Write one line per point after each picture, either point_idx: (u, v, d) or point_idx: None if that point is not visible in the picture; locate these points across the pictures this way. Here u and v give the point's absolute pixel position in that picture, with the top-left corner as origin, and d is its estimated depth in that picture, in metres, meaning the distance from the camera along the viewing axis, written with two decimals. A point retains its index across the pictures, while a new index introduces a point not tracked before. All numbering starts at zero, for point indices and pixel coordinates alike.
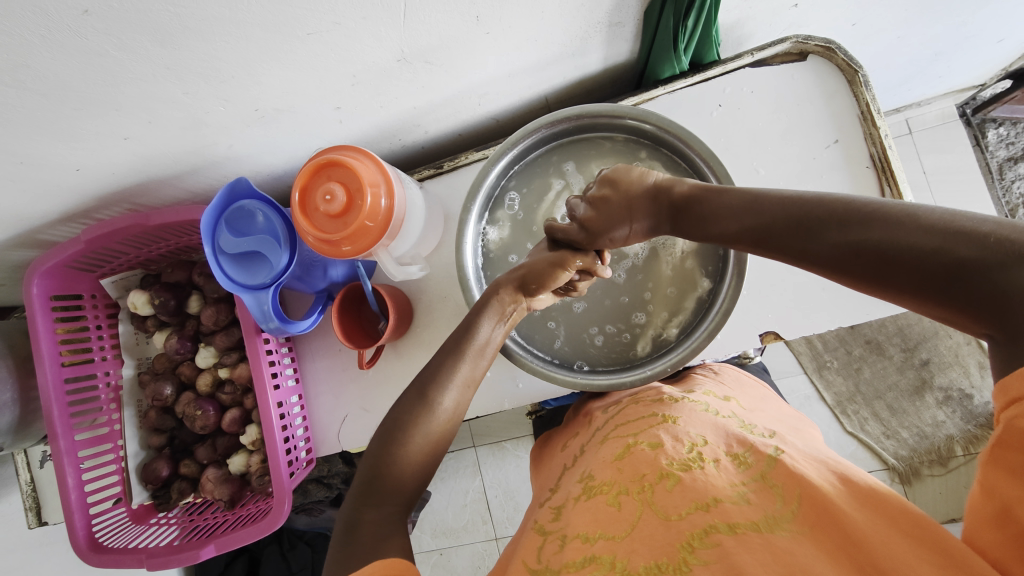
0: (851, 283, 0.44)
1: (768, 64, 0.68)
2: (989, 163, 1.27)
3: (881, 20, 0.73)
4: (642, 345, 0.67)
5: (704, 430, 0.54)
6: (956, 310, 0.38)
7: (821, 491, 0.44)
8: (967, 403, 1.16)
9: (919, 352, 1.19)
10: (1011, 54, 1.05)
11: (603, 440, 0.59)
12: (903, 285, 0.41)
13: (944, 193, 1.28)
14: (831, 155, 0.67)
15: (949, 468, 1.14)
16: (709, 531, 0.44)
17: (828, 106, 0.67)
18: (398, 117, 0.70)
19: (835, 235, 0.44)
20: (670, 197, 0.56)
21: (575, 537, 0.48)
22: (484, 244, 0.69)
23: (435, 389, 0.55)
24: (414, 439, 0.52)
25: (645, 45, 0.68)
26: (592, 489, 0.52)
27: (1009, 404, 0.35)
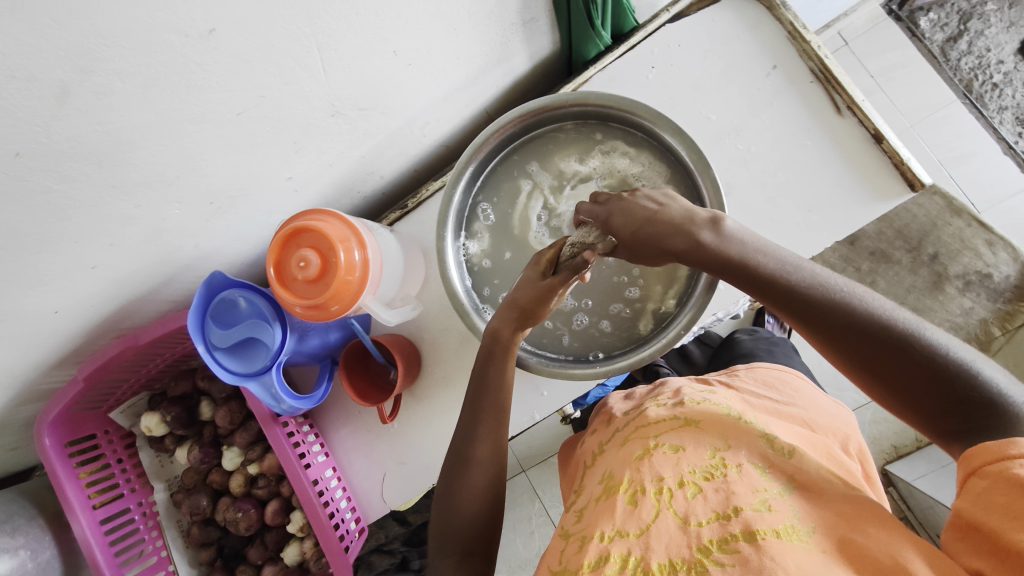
0: (845, 357, 0.47)
1: (686, 15, 0.69)
2: (930, 49, 1.32)
3: None
4: (645, 321, 0.66)
5: (726, 435, 0.55)
6: (931, 408, 0.43)
7: (846, 519, 0.45)
8: (988, 282, 1.24)
9: (926, 247, 1.26)
10: None
11: (623, 444, 0.61)
12: (901, 378, 0.44)
13: (896, 88, 1.33)
14: (773, 82, 0.67)
15: (992, 348, 1.30)
16: (730, 538, 0.45)
17: (755, 37, 0.68)
18: (351, 170, 0.71)
19: (859, 312, 0.45)
20: (698, 230, 0.51)
21: (594, 536, 0.49)
22: (467, 259, 0.69)
23: (466, 445, 0.58)
24: (460, 489, 0.56)
25: (563, 31, 0.69)
26: (611, 488, 0.55)
27: (998, 459, 0.38)
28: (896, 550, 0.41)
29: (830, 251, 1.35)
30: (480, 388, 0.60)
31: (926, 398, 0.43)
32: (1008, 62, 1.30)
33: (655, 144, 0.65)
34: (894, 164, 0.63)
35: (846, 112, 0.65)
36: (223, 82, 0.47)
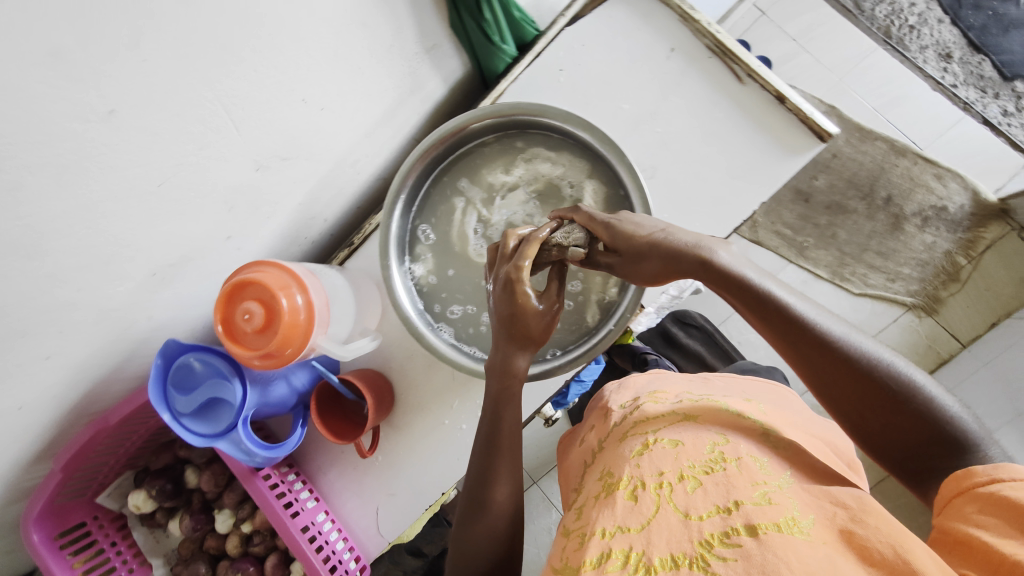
0: (848, 387, 0.48)
1: (583, 16, 0.72)
2: (843, 4, 1.49)
3: None
4: (591, 312, 0.68)
5: (725, 431, 0.57)
6: (917, 441, 0.46)
7: (845, 508, 0.44)
8: (944, 215, 1.41)
9: (879, 192, 1.44)
10: None
11: (624, 439, 0.63)
12: (898, 409, 0.46)
13: (817, 46, 1.49)
14: (676, 63, 0.70)
15: (964, 279, 1.41)
16: (730, 532, 0.45)
17: (650, 25, 0.70)
18: (293, 218, 0.73)
19: (856, 348, 0.48)
20: (698, 261, 0.53)
21: (595, 534, 0.51)
22: (415, 282, 0.70)
23: (484, 487, 0.57)
24: (473, 527, 0.57)
25: (468, 51, 0.72)
26: (610, 486, 0.56)
27: (990, 480, 0.39)
28: (891, 531, 0.40)
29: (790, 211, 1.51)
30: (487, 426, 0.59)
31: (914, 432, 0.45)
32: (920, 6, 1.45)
33: (572, 142, 0.67)
34: (800, 120, 0.66)
35: (747, 80, 0.67)
36: (136, 157, 0.48)
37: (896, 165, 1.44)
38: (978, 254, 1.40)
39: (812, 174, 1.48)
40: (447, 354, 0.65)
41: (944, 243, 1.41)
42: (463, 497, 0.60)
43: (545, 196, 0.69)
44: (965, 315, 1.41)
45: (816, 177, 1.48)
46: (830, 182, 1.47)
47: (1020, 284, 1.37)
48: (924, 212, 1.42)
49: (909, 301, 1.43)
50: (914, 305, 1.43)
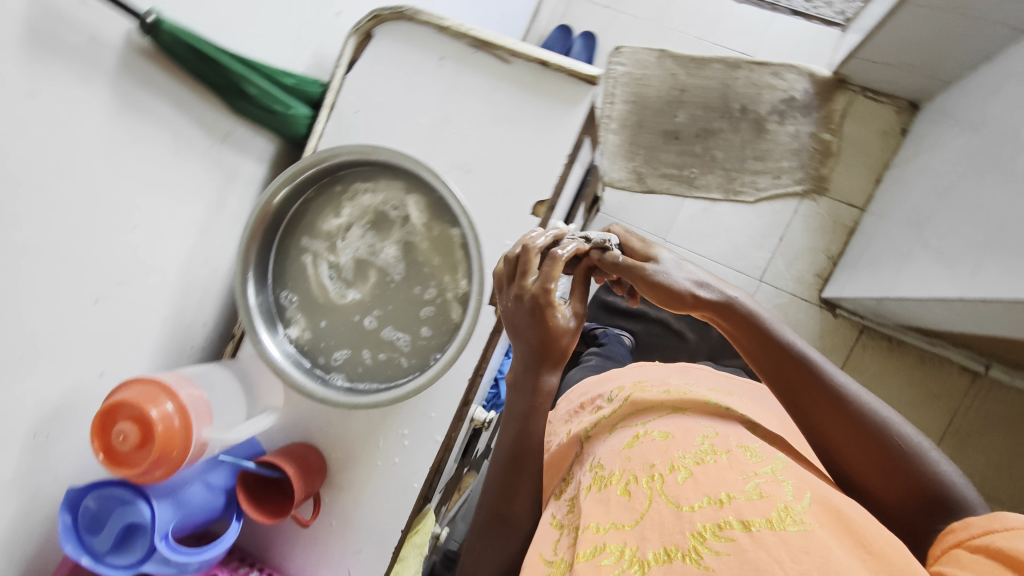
0: (850, 425, 0.55)
1: (356, 60, 0.78)
2: None
3: None
4: (454, 308, 0.69)
5: (714, 427, 0.67)
6: (910, 492, 0.52)
7: (832, 503, 0.50)
8: (796, 103, 1.51)
9: (734, 105, 1.54)
10: None
11: (613, 433, 0.72)
12: (895, 460, 0.53)
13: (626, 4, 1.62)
14: (448, 66, 0.76)
15: (835, 151, 1.49)
16: (722, 525, 0.51)
17: (414, 44, 0.76)
18: (164, 332, 0.75)
19: (863, 404, 0.56)
20: (722, 305, 0.63)
21: (588, 529, 0.58)
22: (294, 344, 0.73)
23: (507, 503, 0.70)
24: (497, 543, 0.69)
25: (268, 129, 0.77)
26: (602, 480, 0.63)
27: (981, 533, 0.42)
28: (878, 536, 0.46)
29: (668, 151, 1.58)
30: (512, 470, 0.70)
31: (905, 479, 0.52)
32: None
33: (380, 167, 0.72)
34: (569, 75, 0.72)
35: (512, 59, 0.73)
36: None
37: (738, 77, 1.54)
38: (837, 125, 1.49)
39: (671, 113, 1.57)
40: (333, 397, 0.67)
41: (806, 127, 1.50)
42: (482, 509, 0.72)
43: (378, 225, 0.73)
44: (851, 182, 1.49)
45: (676, 114, 1.57)
46: (691, 114, 1.56)
47: (884, 136, 1.47)
48: (777, 108, 1.52)
49: (800, 189, 1.51)
50: (806, 192, 1.51)
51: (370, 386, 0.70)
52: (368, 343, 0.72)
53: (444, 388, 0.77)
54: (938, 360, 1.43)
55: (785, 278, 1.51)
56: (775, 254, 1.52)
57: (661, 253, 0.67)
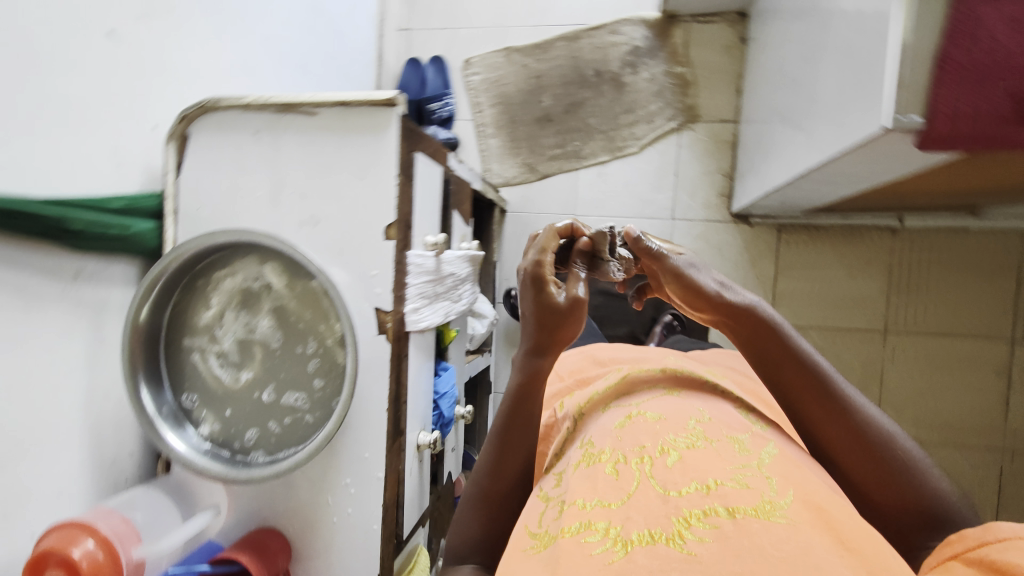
0: (854, 430, 0.61)
1: (181, 162, 0.82)
2: None
3: (210, 61, 0.95)
4: (337, 353, 0.73)
5: (704, 409, 0.71)
6: (905, 500, 0.58)
7: (813, 497, 0.54)
8: (641, 49, 1.58)
9: (588, 72, 1.62)
10: None
11: (607, 412, 0.77)
12: (897, 472, 0.59)
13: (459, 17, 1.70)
14: (264, 137, 0.80)
15: (692, 79, 1.56)
16: (708, 514, 0.53)
17: (226, 128, 0.80)
18: (88, 472, 0.77)
19: (871, 418, 0.61)
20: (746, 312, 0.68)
21: (573, 505, 0.59)
22: (209, 440, 0.75)
23: (494, 476, 0.71)
24: (472, 512, 0.70)
25: (122, 252, 0.80)
26: (591, 458, 0.67)
27: (971, 540, 0.46)
28: (868, 539, 0.50)
29: (547, 135, 1.65)
30: (501, 448, 0.72)
31: (899, 483, 0.59)
32: None
33: (229, 250, 0.74)
34: (370, 105, 0.76)
35: (316, 109, 0.78)
36: None
37: (582, 47, 1.62)
38: (684, 55, 1.56)
39: (536, 101, 1.64)
40: (251, 476, 0.69)
41: (658, 68, 1.58)
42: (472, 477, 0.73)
43: (247, 303, 0.75)
44: (717, 101, 1.56)
45: (541, 100, 1.64)
46: (554, 95, 1.63)
47: (728, 50, 1.54)
48: (626, 61, 1.59)
49: (675, 124, 1.57)
50: (681, 125, 1.57)
51: (287, 452, 0.72)
52: (274, 414, 0.74)
53: (368, 427, 0.79)
54: (858, 230, 1.47)
55: (694, 208, 1.57)
56: (677, 190, 1.58)
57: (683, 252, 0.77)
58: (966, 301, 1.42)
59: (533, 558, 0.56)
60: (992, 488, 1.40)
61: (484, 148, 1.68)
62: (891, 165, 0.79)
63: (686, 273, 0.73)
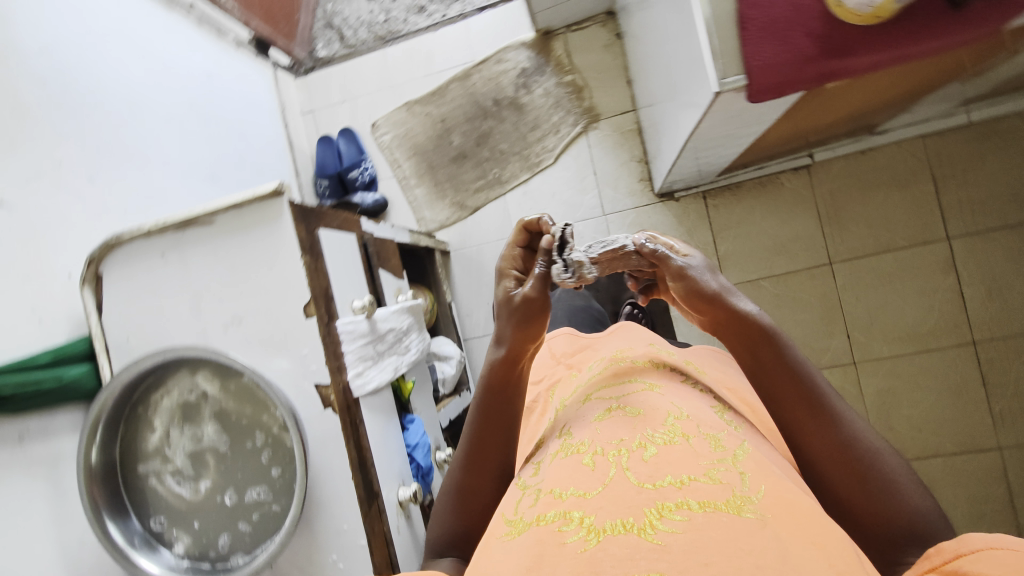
0: (839, 441, 0.59)
1: (101, 301, 0.85)
2: (339, 55, 1.81)
3: (114, 198, 1.00)
4: (285, 439, 0.76)
5: (681, 405, 0.69)
6: (887, 514, 0.56)
7: (784, 491, 0.53)
8: (528, 69, 1.66)
9: (486, 103, 1.70)
10: (240, 62, 1.53)
11: (584, 404, 0.75)
12: (881, 485, 0.56)
13: (355, 87, 1.79)
14: (170, 256, 0.83)
15: (583, 82, 1.64)
16: (678, 508, 0.52)
17: (133, 258, 0.84)
18: None
19: (857, 432, 0.59)
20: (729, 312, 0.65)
21: (548, 496, 0.59)
22: (184, 557, 0.77)
23: (466, 474, 0.71)
24: (448, 505, 0.71)
25: (64, 402, 0.83)
26: (569, 449, 0.65)
27: (947, 559, 0.45)
28: (837, 532, 0.50)
29: (466, 170, 1.71)
30: (477, 447, 0.72)
31: (878, 496, 0.56)
32: (373, 8, 1.79)
33: (159, 372, 0.77)
34: (258, 199, 0.80)
35: (211, 217, 0.81)
36: None
37: (474, 82, 1.70)
38: (569, 63, 1.65)
39: (447, 142, 1.72)
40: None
41: (549, 81, 1.66)
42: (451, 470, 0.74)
43: (189, 416, 0.78)
44: (612, 96, 1.63)
45: (452, 140, 1.72)
46: (462, 132, 1.71)
47: (607, 47, 1.62)
48: (518, 84, 1.67)
49: (580, 127, 1.64)
50: (586, 126, 1.64)
51: (261, 547, 0.75)
52: (241, 514, 0.77)
53: (339, 498, 0.81)
54: (777, 176, 1.53)
55: (621, 198, 1.62)
56: (600, 187, 1.64)
57: (694, 254, 0.72)
58: (894, 213, 1.47)
59: (507, 544, 0.55)
60: (975, 380, 1.42)
61: (412, 199, 1.74)
62: (750, 117, 0.84)
63: (690, 273, 0.68)
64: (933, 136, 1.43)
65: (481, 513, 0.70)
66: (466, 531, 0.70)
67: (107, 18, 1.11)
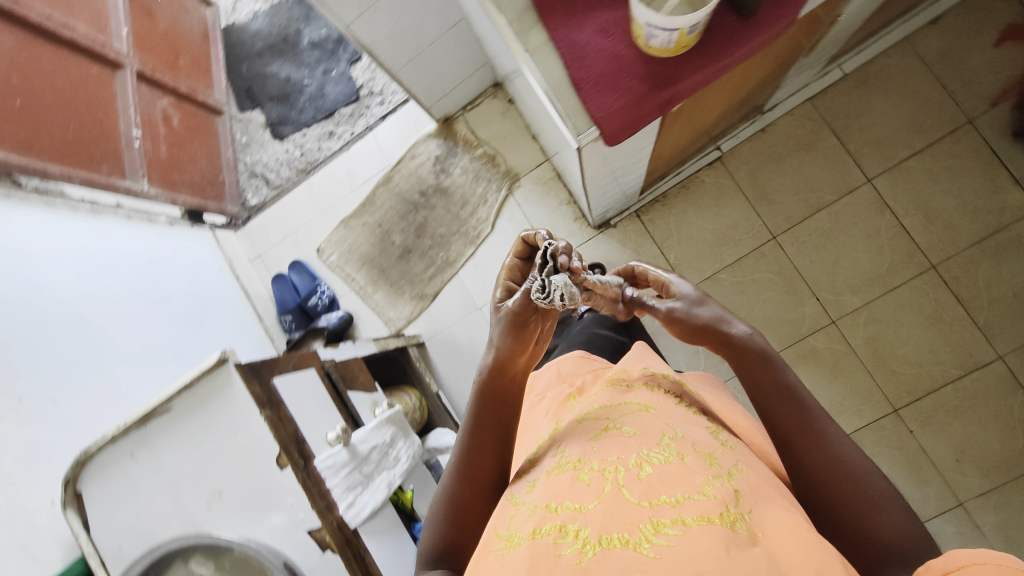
0: (828, 462, 0.61)
1: (87, 520, 0.84)
2: (270, 197, 1.92)
3: (82, 408, 1.04)
4: None
5: (675, 424, 0.68)
6: (877, 530, 0.56)
7: (778, 518, 0.54)
8: (442, 156, 1.77)
9: (414, 197, 1.78)
10: (179, 236, 1.62)
11: (578, 425, 0.71)
12: (870, 505, 0.58)
13: (292, 221, 1.88)
14: (140, 454, 0.85)
15: (494, 151, 1.74)
16: (672, 522, 0.52)
17: (104, 468, 0.85)
18: None
19: (846, 456, 0.61)
20: (722, 335, 0.71)
21: (544, 511, 0.57)
22: None
23: (458, 479, 0.70)
24: (438, 513, 0.70)
25: None
26: (564, 465, 0.64)
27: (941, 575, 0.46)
28: (827, 551, 0.50)
29: (415, 263, 1.77)
30: (470, 454, 0.72)
31: (867, 514, 0.57)
32: (289, 147, 1.92)
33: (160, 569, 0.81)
34: (205, 373, 0.83)
35: (166, 404, 0.84)
36: None
37: (397, 181, 1.80)
38: (476, 138, 1.75)
39: (390, 243, 1.79)
40: None
41: (463, 160, 1.76)
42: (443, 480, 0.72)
43: None
44: (524, 154, 1.72)
45: (394, 240, 1.79)
46: (401, 231, 1.79)
47: (505, 113, 1.73)
48: (437, 171, 1.77)
49: (505, 190, 1.72)
50: (510, 188, 1.72)
51: None
52: None
53: None
54: (697, 175, 1.60)
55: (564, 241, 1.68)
56: None
57: (683, 290, 0.77)
58: (814, 174, 1.53)
59: (502, 559, 0.54)
60: (951, 302, 1.44)
61: (374, 305, 1.79)
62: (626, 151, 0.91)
63: (678, 314, 0.74)
64: (818, 97, 1.53)
65: (474, 522, 0.69)
66: (455, 543, 0.68)
67: (41, 245, 1.18)
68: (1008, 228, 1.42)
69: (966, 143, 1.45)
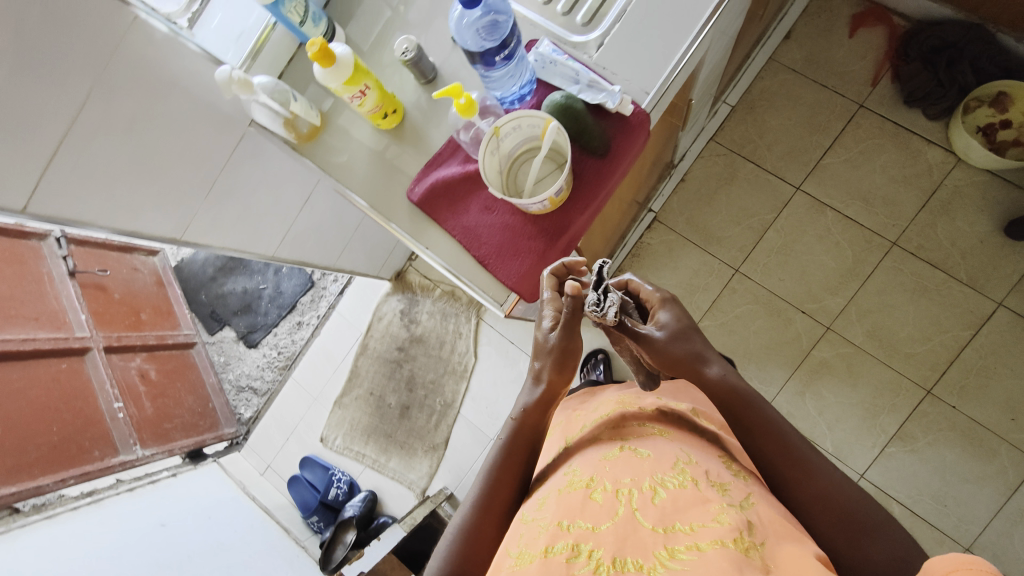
0: (811, 490, 0.59)
1: None
2: (262, 405, 1.94)
3: None
4: None
5: (685, 450, 0.63)
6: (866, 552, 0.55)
7: (786, 546, 0.50)
8: (406, 309, 1.82)
9: (394, 355, 1.81)
10: (194, 485, 1.65)
11: (593, 445, 0.68)
12: (858, 528, 0.56)
13: (289, 420, 1.89)
14: None
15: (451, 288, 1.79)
16: (683, 550, 0.49)
17: None
18: None
19: (832, 485, 0.59)
20: (695, 372, 0.69)
21: (554, 528, 0.53)
22: None
23: (482, 509, 0.62)
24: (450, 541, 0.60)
25: None
26: (576, 483, 0.60)
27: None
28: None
29: (416, 417, 1.76)
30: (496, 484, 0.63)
31: (854, 538, 0.56)
32: (264, 351, 1.97)
33: None
34: None
35: None
36: None
37: (370, 343, 1.83)
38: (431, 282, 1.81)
39: (386, 405, 1.79)
40: None
41: (428, 305, 1.80)
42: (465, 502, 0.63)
43: None
44: None
45: (389, 401, 1.79)
46: (392, 392, 1.79)
47: None
48: (406, 322, 1.81)
49: (474, 318, 1.75)
50: (478, 314, 1.75)
51: None
52: None
53: None
54: (643, 241, 1.63)
55: None
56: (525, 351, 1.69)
57: (666, 322, 0.71)
58: (746, 201, 1.58)
59: None
60: (927, 270, 1.44)
61: (392, 474, 1.75)
62: None
63: (659, 343, 0.70)
64: (718, 134, 1.61)
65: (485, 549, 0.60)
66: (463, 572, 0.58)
67: (72, 551, 1.20)
68: (943, 183, 1.46)
69: (868, 125, 1.52)
